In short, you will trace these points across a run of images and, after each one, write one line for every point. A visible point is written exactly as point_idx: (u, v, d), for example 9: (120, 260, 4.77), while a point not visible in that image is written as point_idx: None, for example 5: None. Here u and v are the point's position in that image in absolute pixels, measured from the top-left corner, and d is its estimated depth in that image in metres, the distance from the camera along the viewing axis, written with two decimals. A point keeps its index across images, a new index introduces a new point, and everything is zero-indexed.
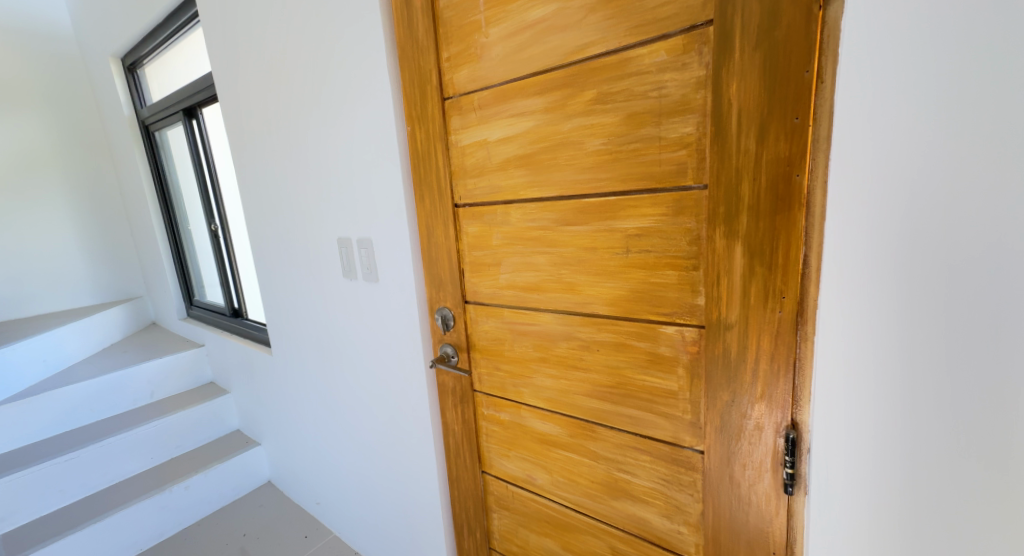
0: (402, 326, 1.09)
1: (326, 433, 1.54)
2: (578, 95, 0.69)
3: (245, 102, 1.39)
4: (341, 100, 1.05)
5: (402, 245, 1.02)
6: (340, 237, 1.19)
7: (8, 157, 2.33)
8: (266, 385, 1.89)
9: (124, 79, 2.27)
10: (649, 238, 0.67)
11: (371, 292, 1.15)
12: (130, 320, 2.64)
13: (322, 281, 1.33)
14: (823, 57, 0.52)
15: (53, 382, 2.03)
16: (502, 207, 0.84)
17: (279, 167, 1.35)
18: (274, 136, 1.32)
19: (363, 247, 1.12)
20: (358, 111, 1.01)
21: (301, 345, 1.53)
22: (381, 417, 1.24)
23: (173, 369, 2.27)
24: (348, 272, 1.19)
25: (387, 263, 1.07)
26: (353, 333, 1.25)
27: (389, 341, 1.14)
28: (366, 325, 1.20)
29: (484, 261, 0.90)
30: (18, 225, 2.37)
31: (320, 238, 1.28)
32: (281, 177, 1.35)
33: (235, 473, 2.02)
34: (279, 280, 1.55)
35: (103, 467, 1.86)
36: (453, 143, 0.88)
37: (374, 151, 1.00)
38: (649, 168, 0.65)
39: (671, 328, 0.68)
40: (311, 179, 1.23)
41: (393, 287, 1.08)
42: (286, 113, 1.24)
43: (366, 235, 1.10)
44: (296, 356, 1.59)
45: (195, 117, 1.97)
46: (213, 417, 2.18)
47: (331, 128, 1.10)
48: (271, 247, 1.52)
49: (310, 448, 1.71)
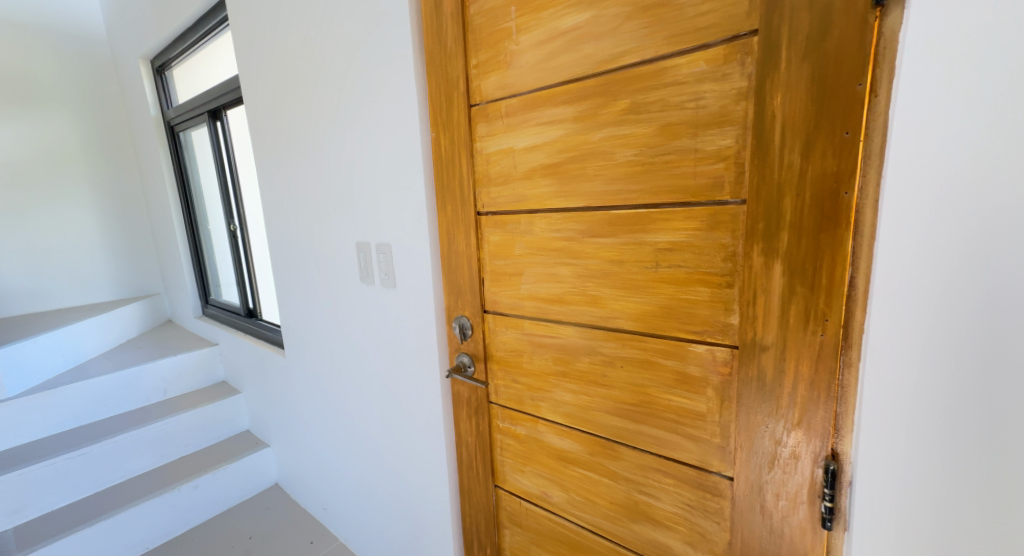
0: (417, 334, 1.08)
1: (334, 437, 1.54)
2: (610, 105, 0.68)
3: (269, 107, 1.41)
4: (364, 105, 1.05)
5: (421, 252, 1.01)
6: (357, 241, 1.19)
7: (38, 153, 2.39)
8: (278, 388, 1.90)
9: (152, 81, 2.33)
10: (680, 253, 0.65)
11: (387, 298, 1.14)
12: (147, 317, 2.68)
13: (338, 286, 1.33)
14: (877, 70, 0.49)
15: (71, 376, 2.05)
16: (527, 217, 0.82)
17: (299, 170, 1.36)
18: (296, 142, 1.34)
19: (381, 252, 1.11)
20: (381, 116, 1.01)
21: (314, 349, 1.54)
22: (393, 427, 1.23)
23: (187, 367, 2.29)
24: (366, 278, 1.19)
25: (406, 270, 1.06)
26: (366, 339, 1.25)
27: (402, 347, 1.13)
28: (380, 331, 1.20)
29: (505, 271, 0.88)
30: (44, 220, 2.42)
31: (338, 242, 1.28)
32: (301, 180, 1.36)
33: (243, 474, 2.01)
34: (295, 283, 1.56)
35: (115, 463, 1.87)
36: (478, 150, 0.87)
37: (398, 158, 1.00)
38: (683, 180, 0.63)
39: (701, 346, 0.65)
40: (330, 182, 1.24)
41: (410, 293, 1.07)
42: (308, 116, 1.25)
43: (385, 240, 1.10)
44: (309, 359, 1.59)
45: (219, 119, 2.01)
46: (224, 416, 2.19)
47: (354, 133, 1.10)
48: (289, 251, 1.53)
49: (319, 452, 1.70)
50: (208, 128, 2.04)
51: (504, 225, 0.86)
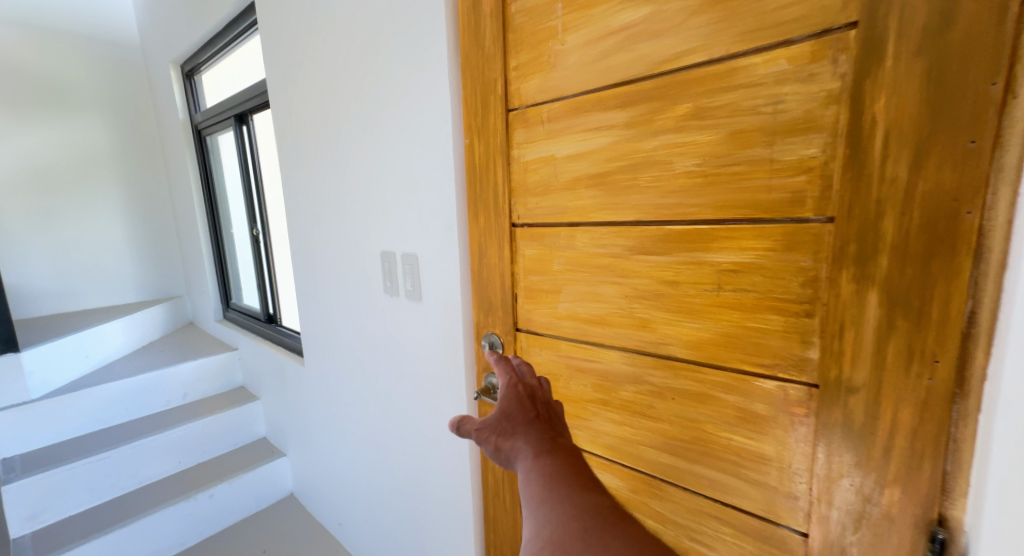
0: (443, 351, 1.02)
1: (352, 452, 1.50)
2: (668, 109, 0.61)
3: (296, 112, 1.39)
4: (393, 110, 1.01)
5: (450, 265, 0.96)
6: (382, 251, 1.15)
7: (71, 156, 2.43)
8: (296, 397, 1.87)
9: (181, 86, 2.35)
10: (748, 276, 0.58)
11: (412, 311, 1.09)
12: (170, 319, 2.70)
13: (360, 296, 1.29)
14: (1016, 67, 0.42)
15: (94, 378, 2.05)
16: (568, 231, 0.76)
17: (324, 176, 1.33)
18: (321, 148, 1.31)
19: (407, 263, 1.06)
20: (411, 121, 0.97)
21: (334, 360, 1.50)
22: (414, 447, 1.18)
23: (207, 371, 2.28)
24: (389, 290, 1.15)
25: (433, 282, 1.01)
26: (388, 353, 1.21)
27: (427, 363, 1.08)
28: (403, 345, 1.15)
29: (542, 287, 0.82)
30: (73, 222, 2.45)
31: (361, 250, 1.24)
32: (326, 187, 1.33)
33: (259, 484, 1.99)
34: (317, 291, 1.52)
35: (132, 469, 1.86)
36: (515, 159, 0.81)
37: (428, 165, 0.95)
38: (754, 195, 0.56)
39: (770, 382, 0.58)
40: (356, 189, 1.20)
41: (436, 306, 1.01)
42: (335, 122, 1.22)
43: (411, 251, 1.05)
44: (328, 370, 1.56)
45: (246, 123, 2.01)
46: (241, 423, 2.17)
47: (382, 138, 1.06)
48: (311, 258, 1.51)
49: (336, 465, 1.67)
50: (235, 132, 2.04)
51: (541, 239, 0.81)
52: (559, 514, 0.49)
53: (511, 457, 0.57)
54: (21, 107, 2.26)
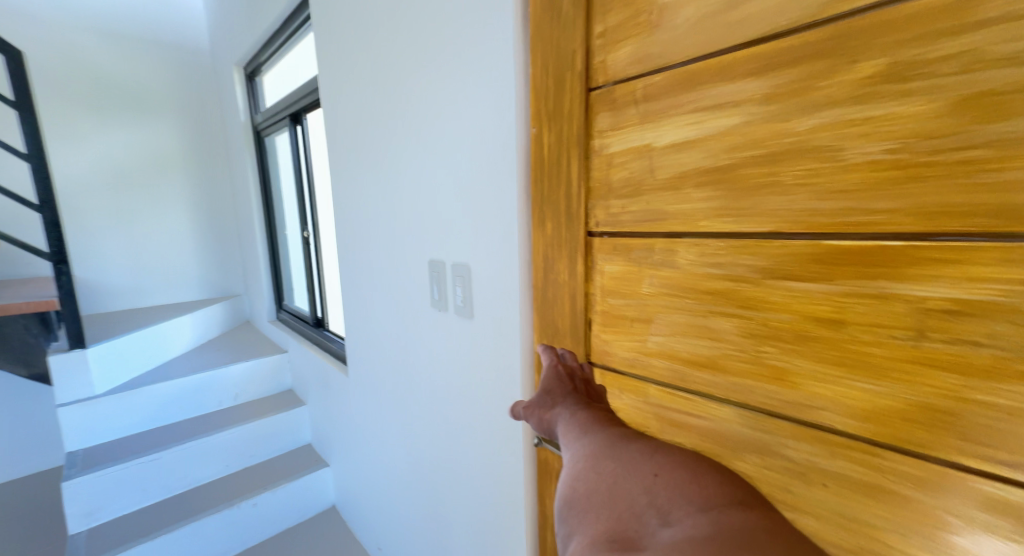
0: (499, 380, 0.87)
1: (396, 476, 1.40)
2: (842, 71, 0.43)
3: (347, 108, 1.30)
4: (449, 99, 0.88)
5: (511, 280, 0.81)
6: (431, 260, 1.02)
7: (144, 158, 2.52)
8: (339, 408, 1.80)
9: (244, 88, 2.38)
10: (983, 322, 0.38)
11: (462, 330, 0.95)
12: (230, 317, 2.75)
13: (407, 309, 1.17)
14: None
15: (153, 375, 2.09)
16: (663, 243, 0.58)
17: (373, 177, 1.22)
18: (370, 145, 1.20)
19: (458, 276, 0.92)
20: (470, 111, 0.83)
21: (378, 375, 1.40)
22: (461, 482, 1.04)
23: (257, 373, 2.28)
24: (438, 305, 1.01)
25: (488, 299, 0.86)
26: (436, 375, 1.08)
27: (478, 392, 0.93)
28: (451, 367, 1.01)
29: (624, 315, 0.65)
30: (143, 222, 2.54)
31: (408, 258, 1.11)
32: (374, 188, 1.23)
33: (302, 495, 1.94)
34: (362, 299, 1.43)
35: (181, 471, 1.86)
36: (593, 153, 0.65)
37: (487, 163, 0.81)
38: (1003, 195, 0.37)
39: (1018, 492, 0.37)
40: (405, 191, 1.08)
41: (490, 327, 0.87)
42: (385, 116, 1.11)
43: (463, 261, 0.91)
44: (372, 383, 1.46)
45: (300, 123, 1.97)
46: (288, 429, 2.14)
47: (436, 133, 0.93)
48: (357, 265, 1.41)
49: (378, 485, 1.57)
50: (289, 132, 2.01)
51: (624, 253, 0.63)
52: (596, 447, 0.46)
53: (553, 428, 0.55)
54: (100, 110, 2.37)
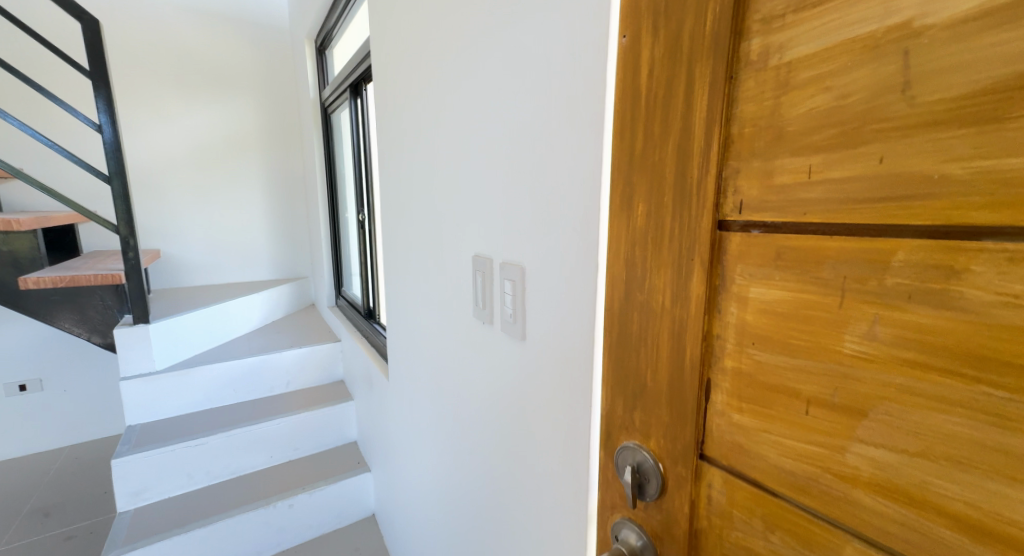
0: (560, 439, 0.59)
1: (433, 509, 1.18)
2: None
3: (397, 63, 1.07)
4: (515, 18, 0.59)
5: (584, 293, 0.52)
6: (476, 254, 0.76)
7: (223, 137, 2.53)
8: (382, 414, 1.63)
9: (314, 62, 2.28)
10: None
11: (511, 354, 0.68)
12: (295, 299, 2.74)
13: (448, 315, 0.91)
14: None
15: (214, 354, 2.08)
16: (929, 255, 0.27)
17: (420, 147, 0.98)
18: (418, 107, 0.96)
19: (507, 279, 0.66)
20: (543, 32, 0.55)
21: (416, 389, 1.19)
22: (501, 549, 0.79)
23: (311, 360, 2.21)
24: (483, 317, 0.75)
25: (547, 316, 0.59)
26: (476, 407, 0.82)
27: (531, 448, 0.65)
28: (496, 404, 0.74)
29: (792, 388, 0.33)
30: (218, 200, 2.57)
31: (452, 251, 0.87)
32: (419, 160, 0.98)
33: (342, 499, 1.82)
34: (402, 296, 1.22)
35: (226, 458, 1.81)
36: (750, 63, 0.33)
37: (560, 111, 0.53)
38: None
39: None
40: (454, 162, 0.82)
41: (549, 359, 0.59)
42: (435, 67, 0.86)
43: (516, 259, 0.64)
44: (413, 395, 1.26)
45: (360, 95, 1.81)
46: (335, 424, 2.04)
47: (494, 76, 0.66)
48: (399, 254, 1.20)
49: (415, 511, 1.37)
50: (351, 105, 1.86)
51: (807, 269, 0.32)
52: None
53: None
54: (186, 88, 2.41)
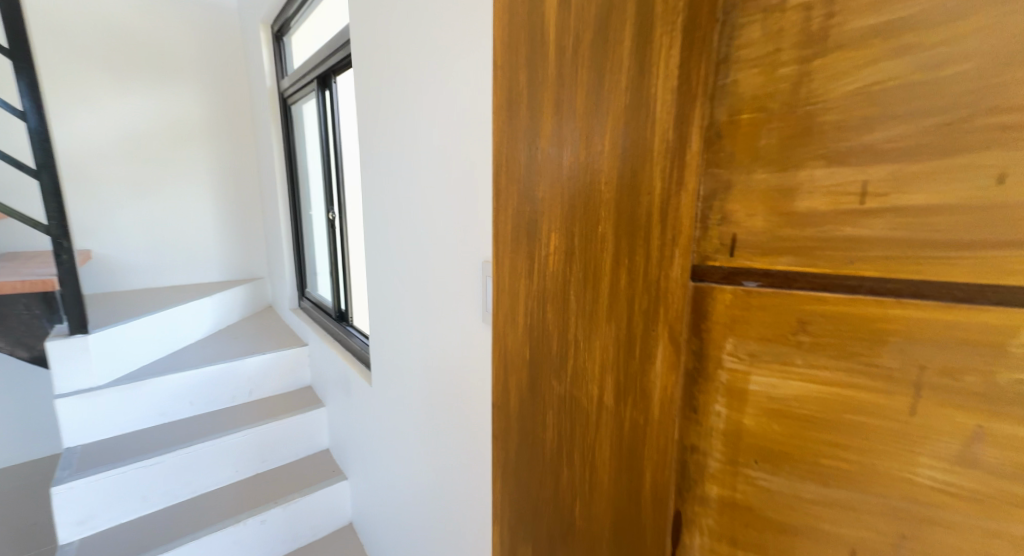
0: None
1: (429, 506, 1.23)
2: None
3: (388, 72, 1.10)
4: None
5: None
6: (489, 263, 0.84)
7: (163, 126, 2.34)
8: (372, 416, 1.61)
9: (270, 48, 2.12)
10: None
11: None
12: (250, 301, 2.59)
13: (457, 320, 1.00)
14: None
15: (166, 364, 1.93)
16: (982, 336, 0.25)
17: (419, 159, 1.03)
18: (418, 122, 1.00)
19: None
20: None
21: (421, 390, 1.25)
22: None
23: (277, 366, 2.09)
24: None
25: None
26: (487, 402, 0.92)
27: None
28: None
29: (787, 482, 0.31)
30: (158, 195, 2.38)
31: (462, 260, 0.96)
32: (420, 172, 1.04)
33: (318, 510, 1.76)
34: (405, 300, 1.30)
35: (187, 476, 1.68)
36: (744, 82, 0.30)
37: None
38: None
39: None
40: (461, 180, 0.88)
41: None
42: (453, 67, 0.83)
43: None
44: (419, 394, 1.25)
45: (327, 86, 1.74)
46: (305, 433, 1.95)
47: None
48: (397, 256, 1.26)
49: (405, 511, 1.40)
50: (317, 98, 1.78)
51: (833, 355, 0.29)
52: None
53: None
54: (118, 71, 2.19)
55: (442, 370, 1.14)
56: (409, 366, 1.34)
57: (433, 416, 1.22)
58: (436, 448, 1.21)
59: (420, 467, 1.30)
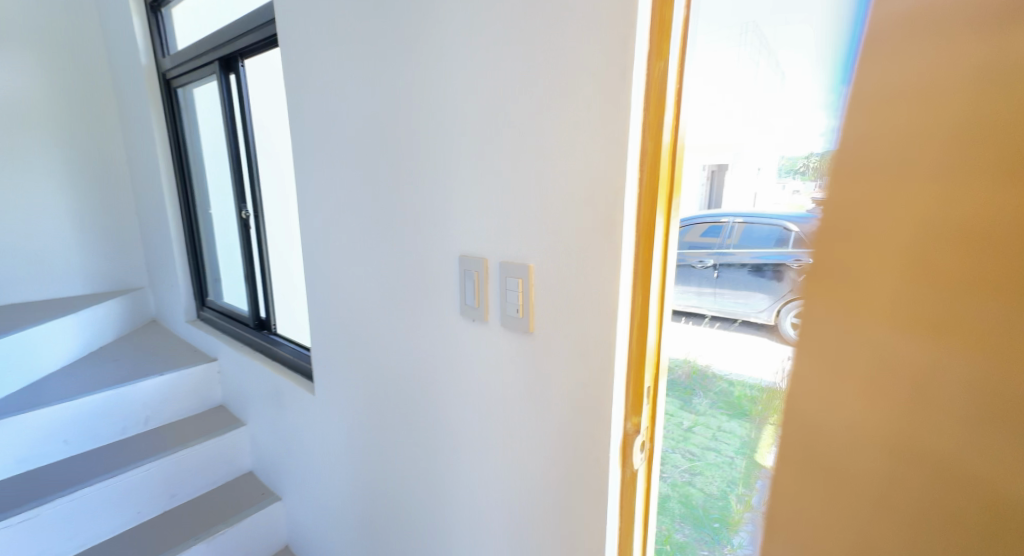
0: (554, 387, 0.89)
1: (397, 497, 1.30)
2: None
3: (346, 72, 1.15)
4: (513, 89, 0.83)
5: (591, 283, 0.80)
6: (465, 258, 0.99)
7: None
8: (310, 427, 1.56)
9: (143, 19, 1.84)
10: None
11: (513, 333, 0.94)
12: (127, 314, 2.40)
13: (431, 311, 1.10)
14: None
15: (34, 400, 1.67)
16: None
17: (386, 157, 1.10)
18: (388, 125, 1.07)
19: (512, 276, 0.91)
20: (540, 107, 0.80)
21: (383, 389, 1.27)
22: (528, 492, 0.97)
23: (179, 389, 1.91)
24: (475, 308, 0.99)
25: (555, 302, 0.86)
26: (465, 380, 1.06)
27: (526, 396, 0.94)
28: (489, 374, 1.00)
29: None
30: None
31: (432, 256, 1.06)
32: (389, 169, 1.10)
33: (251, 534, 1.66)
34: (354, 298, 1.30)
35: (82, 522, 1.49)
36: None
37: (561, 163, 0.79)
38: None
39: None
40: (440, 184, 1.00)
41: (553, 333, 0.87)
42: (432, 84, 0.96)
43: (518, 260, 0.90)
44: (382, 391, 1.28)
45: (233, 71, 1.63)
46: (225, 457, 1.83)
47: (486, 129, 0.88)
48: (348, 254, 1.29)
49: (366, 511, 1.41)
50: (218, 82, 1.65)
51: None
52: None
53: None
54: None
55: (406, 365, 1.20)
56: (357, 369, 1.35)
57: (393, 412, 1.26)
58: (400, 441, 1.26)
59: (379, 462, 1.34)
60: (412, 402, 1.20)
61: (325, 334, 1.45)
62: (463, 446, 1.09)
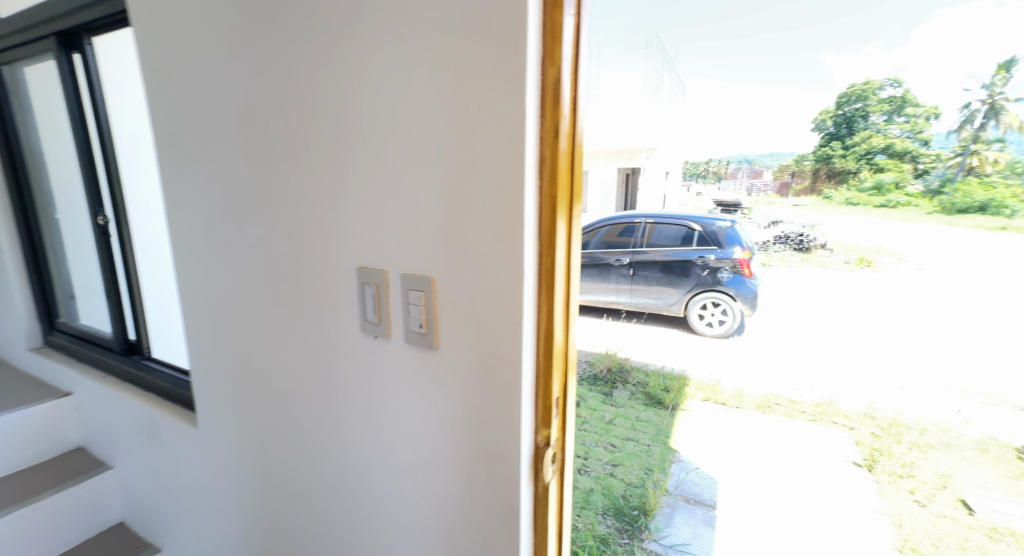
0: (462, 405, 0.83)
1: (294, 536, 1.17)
2: None
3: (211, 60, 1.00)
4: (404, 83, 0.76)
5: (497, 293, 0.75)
6: (362, 269, 0.90)
7: None
8: (189, 465, 1.37)
9: None
10: None
11: (415, 350, 0.87)
12: None
13: (324, 329, 1.00)
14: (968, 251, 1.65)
15: None
16: None
17: (264, 158, 0.98)
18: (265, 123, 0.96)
19: (412, 289, 0.84)
20: (435, 105, 0.74)
21: (272, 418, 1.15)
22: (436, 517, 0.90)
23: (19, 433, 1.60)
24: (375, 323, 0.91)
25: (456, 315, 0.80)
26: (367, 403, 0.97)
27: (432, 418, 0.87)
28: (391, 394, 0.92)
29: None
30: None
31: (323, 268, 0.96)
32: (267, 174, 0.99)
33: None
34: (236, 316, 1.16)
35: None
36: None
37: (460, 165, 0.73)
38: None
39: None
40: (327, 189, 0.90)
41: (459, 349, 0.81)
42: (312, 81, 0.86)
43: (419, 270, 0.83)
44: (272, 420, 1.15)
45: (77, 49, 1.38)
46: (90, 509, 1.57)
47: (377, 127, 0.80)
48: (224, 267, 1.14)
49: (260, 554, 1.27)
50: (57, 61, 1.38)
51: None
52: None
53: None
54: None
55: (299, 389, 1.08)
56: (245, 399, 1.19)
57: (291, 447, 1.13)
58: (296, 479, 1.13)
59: (270, 511, 1.19)
60: (308, 435, 1.08)
61: (204, 362, 1.26)
62: (368, 479, 0.99)
